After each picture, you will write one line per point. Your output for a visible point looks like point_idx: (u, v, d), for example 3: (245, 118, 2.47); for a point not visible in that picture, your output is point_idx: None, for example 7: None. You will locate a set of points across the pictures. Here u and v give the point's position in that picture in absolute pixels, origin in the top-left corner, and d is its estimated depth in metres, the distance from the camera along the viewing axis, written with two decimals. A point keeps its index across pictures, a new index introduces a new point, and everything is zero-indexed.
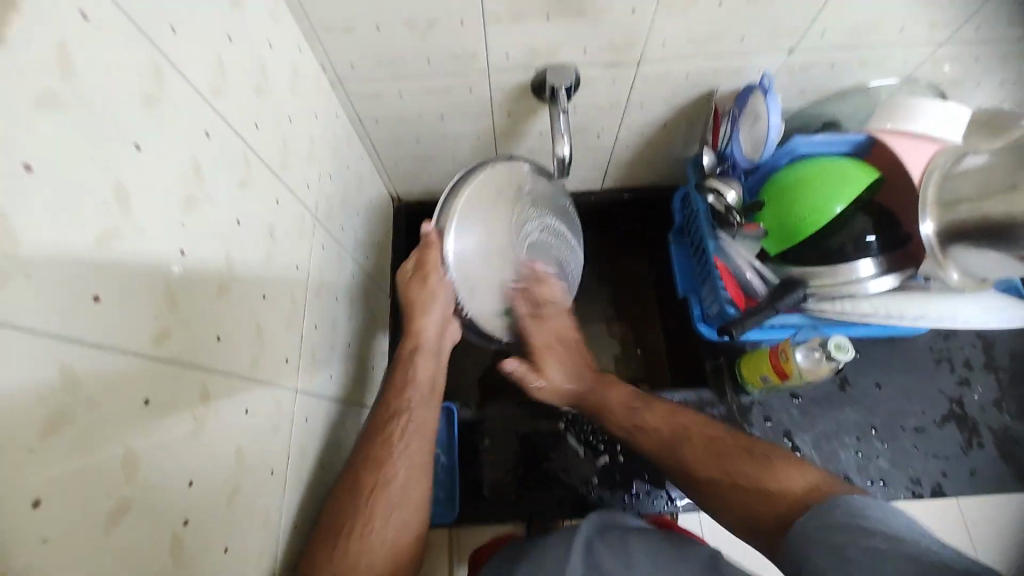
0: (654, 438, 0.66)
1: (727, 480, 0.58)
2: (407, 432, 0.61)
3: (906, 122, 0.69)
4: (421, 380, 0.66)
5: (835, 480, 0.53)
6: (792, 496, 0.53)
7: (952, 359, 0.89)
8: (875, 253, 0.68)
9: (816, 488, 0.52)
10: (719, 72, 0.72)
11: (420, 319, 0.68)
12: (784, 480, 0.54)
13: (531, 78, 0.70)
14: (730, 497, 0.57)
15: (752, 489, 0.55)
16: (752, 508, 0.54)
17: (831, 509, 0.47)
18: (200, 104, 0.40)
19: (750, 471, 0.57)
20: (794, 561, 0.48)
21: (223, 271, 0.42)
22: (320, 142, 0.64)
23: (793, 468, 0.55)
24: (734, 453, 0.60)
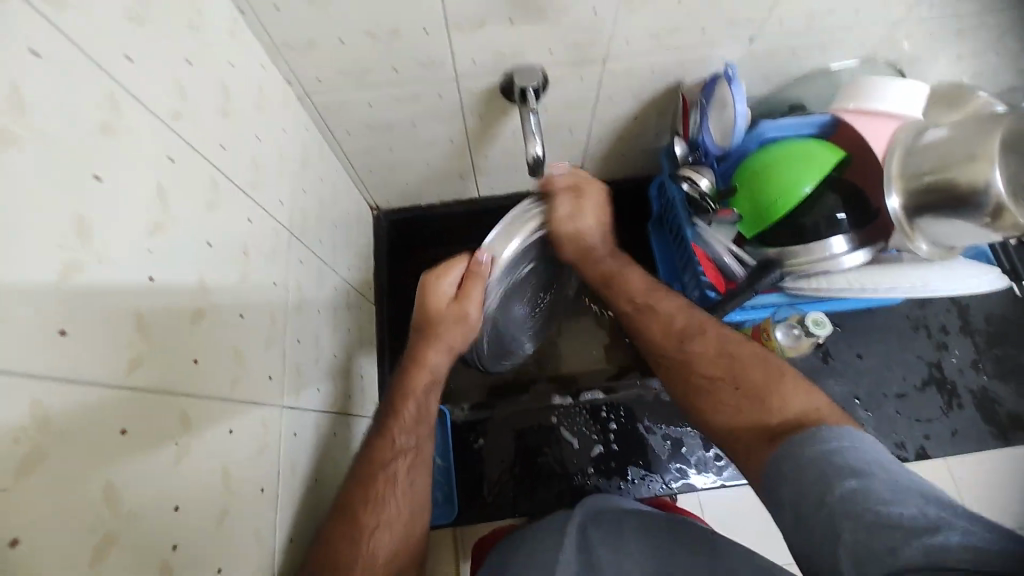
0: (666, 323, 0.68)
1: (732, 386, 0.58)
2: (411, 467, 0.60)
3: (864, 100, 0.71)
4: (422, 412, 0.64)
5: (840, 411, 0.52)
6: (787, 416, 0.52)
7: (929, 326, 0.91)
8: (845, 229, 0.68)
9: (812, 413, 0.51)
10: (684, 64, 0.73)
11: (437, 350, 0.66)
12: (785, 401, 0.53)
13: (499, 80, 0.71)
14: (726, 404, 0.57)
15: (755, 402, 0.55)
16: (744, 417, 0.55)
17: (826, 434, 0.47)
18: (162, 129, 0.40)
19: (757, 386, 0.56)
20: (774, 475, 0.48)
21: (197, 294, 0.42)
22: (290, 157, 0.64)
23: (800, 394, 0.54)
24: (747, 360, 0.59)
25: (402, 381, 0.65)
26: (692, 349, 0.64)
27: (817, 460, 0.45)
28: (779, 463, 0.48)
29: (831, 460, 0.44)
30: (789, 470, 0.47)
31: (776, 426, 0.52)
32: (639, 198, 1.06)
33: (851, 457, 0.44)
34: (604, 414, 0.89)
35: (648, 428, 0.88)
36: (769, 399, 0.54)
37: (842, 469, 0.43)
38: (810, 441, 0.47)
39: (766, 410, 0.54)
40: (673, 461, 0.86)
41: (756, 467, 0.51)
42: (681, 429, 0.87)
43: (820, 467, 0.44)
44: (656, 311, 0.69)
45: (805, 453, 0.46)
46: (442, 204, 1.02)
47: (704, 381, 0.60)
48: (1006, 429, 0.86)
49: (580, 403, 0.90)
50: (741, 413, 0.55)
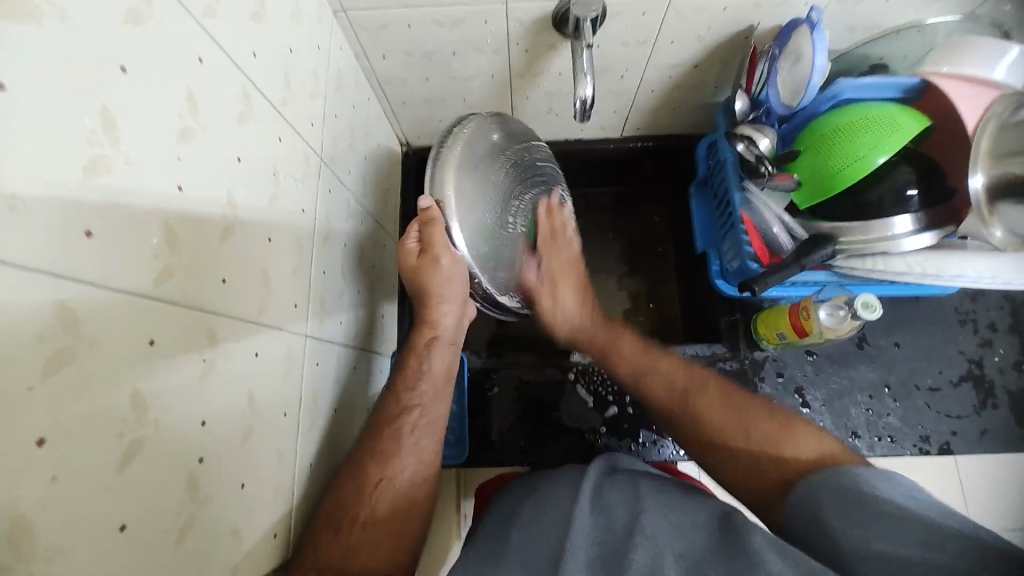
0: (667, 381, 0.62)
1: (743, 433, 0.54)
2: (418, 431, 0.59)
3: (962, 64, 0.63)
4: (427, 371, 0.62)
5: (852, 452, 0.50)
6: (801, 461, 0.50)
7: (977, 321, 0.86)
8: (914, 208, 0.62)
9: (827, 457, 0.50)
10: (761, 4, 0.65)
11: (438, 305, 0.63)
12: (796, 445, 0.51)
13: (551, 9, 0.64)
14: (737, 460, 0.54)
15: (765, 447, 0.53)
16: (758, 465, 0.52)
17: (853, 469, 0.47)
18: (193, 27, 0.37)
19: (765, 433, 0.53)
20: (802, 515, 0.47)
21: (226, 211, 0.40)
22: (323, 74, 0.60)
23: (812, 437, 0.52)
24: (755, 406, 0.56)
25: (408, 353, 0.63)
26: (698, 405, 0.59)
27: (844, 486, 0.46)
28: (798, 513, 0.47)
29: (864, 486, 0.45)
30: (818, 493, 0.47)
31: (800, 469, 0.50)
32: (684, 158, 1.00)
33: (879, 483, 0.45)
34: None
35: None
36: (782, 441, 0.52)
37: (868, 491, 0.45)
38: (839, 476, 0.47)
39: (780, 448, 0.52)
40: None
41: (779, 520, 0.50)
42: None
43: (851, 489, 0.45)
44: (655, 369, 0.64)
45: (833, 484, 0.47)
46: None
47: (712, 440, 0.56)
48: None
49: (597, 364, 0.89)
50: (754, 457, 0.53)
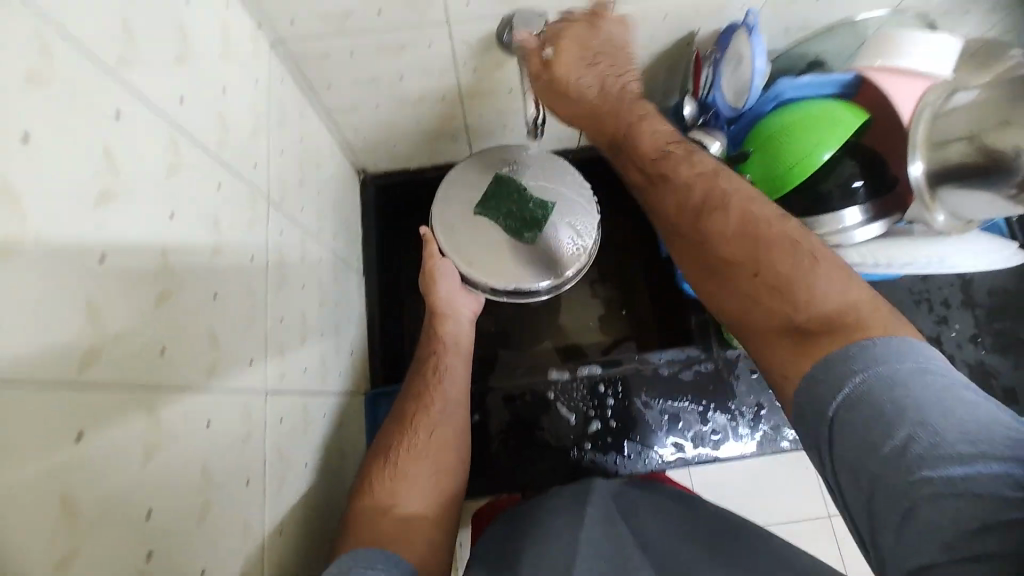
0: (685, 197, 0.56)
1: (755, 273, 0.49)
2: (433, 432, 0.69)
3: (894, 57, 0.65)
4: (437, 390, 0.72)
5: (889, 308, 0.43)
6: (816, 309, 0.44)
7: (931, 300, 0.90)
8: (861, 200, 0.64)
9: (851, 307, 0.43)
10: (700, 12, 0.66)
11: (447, 315, 0.78)
12: (816, 286, 0.45)
13: (496, 29, 0.63)
14: (744, 296, 0.49)
15: (776, 292, 0.47)
16: (775, 316, 0.46)
17: (878, 353, 0.39)
18: (105, 78, 0.34)
19: (784, 272, 0.47)
20: (812, 408, 0.41)
21: (161, 274, 0.37)
22: (264, 112, 0.58)
23: (836, 282, 0.45)
24: (778, 241, 0.49)
25: (417, 379, 0.73)
26: (709, 229, 0.53)
27: (889, 405, 0.37)
28: (813, 381, 0.41)
29: (921, 408, 0.36)
30: (856, 418, 0.38)
31: (820, 312, 0.44)
32: None
33: (952, 406, 0.36)
34: (602, 390, 0.88)
35: (646, 403, 0.87)
36: (802, 282, 0.46)
37: (910, 413, 0.36)
38: (856, 354, 0.40)
39: (804, 292, 0.45)
40: (670, 436, 0.86)
41: (783, 371, 0.44)
42: (681, 405, 0.86)
43: (896, 405, 0.37)
44: (671, 173, 0.57)
45: (865, 404, 0.38)
46: (433, 168, 0.96)
47: (720, 264, 0.51)
48: (996, 402, 0.86)
49: (577, 379, 0.88)
50: (776, 313, 0.46)
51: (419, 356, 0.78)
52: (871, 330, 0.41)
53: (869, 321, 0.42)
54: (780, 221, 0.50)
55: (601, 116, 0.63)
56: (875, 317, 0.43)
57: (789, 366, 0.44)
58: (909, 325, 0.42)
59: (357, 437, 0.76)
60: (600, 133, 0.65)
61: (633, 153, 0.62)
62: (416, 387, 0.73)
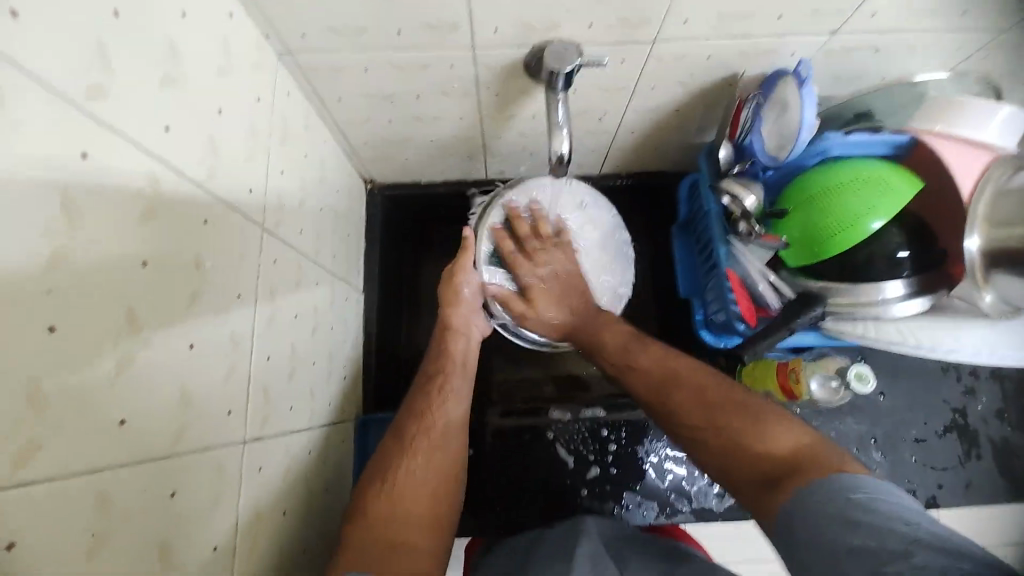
0: (646, 379, 0.64)
1: (712, 429, 0.54)
2: (433, 455, 0.62)
3: (951, 124, 0.59)
4: (438, 411, 0.65)
5: (833, 446, 0.48)
6: (776, 457, 0.48)
7: (959, 368, 0.85)
8: (904, 272, 0.59)
9: (806, 448, 0.48)
10: (747, 53, 0.60)
11: (460, 313, 0.74)
12: (770, 438, 0.50)
13: (523, 55, 0.58)
14: (713, 452, 0.53)
15: (738, 443, 0.51)
16: (739, 463, 0.50)
17: (840, 484, 0.42)
18: (69, 113, 0.30)
19: (738, 427, 0.52)
20: (789, 542, 0.43)
21: (125, 336, 0.33)
22: (265, 131, 0.53)
23: (788, 427, 0.50)
24: (724, 402, 0.55)
25: (419, 398, 0.67)
26: (670, 401, 0.59)
27: (824, 504, 0.41)
28: (795, 521, 0.43)
29: (849, 509, 0.40)
30: (803, 526, 0.42)
31: (774, 466, 0.48)
32: (664, 196, 0.96)
33: (875, 506, 0.39)
34: (604, 434, 0.83)
35: (648, 452, 0.83)
36: (753, 434, 0.51)
37: (856, 516, 0.39)
38: (830, 481, 0.43)
39: (755, 440, 0.50)
40: (673, 491, 0.81)
41: (766, 515, 0.46)
42: (684, 456, 0.82)
43: (832, 511, 0.40)
44: (634, 364, 0.67)
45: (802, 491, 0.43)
46: (445, 184, 0.91)
47: (687, 427, 0.56)
48: (1019, 485, 0.81)
49: (577, 421, 0.84)
50: (736, 453, 0.51)
51: (424, 370, 0.72)
52: (830, 463, 0.45)
53: (826, 457, 0.46)
54: (723, 390, 0.56)
55: (580, 330, 0.76)
56: (830, 458, 0.46)
57: (776, 511, 0.45)
58: (860, 463, 0.45)
59: (344, 471, 0.72)
60: (575, 340, 0.76)
61: (605, 341, 0.72)
62: (415, 406, 0.66)
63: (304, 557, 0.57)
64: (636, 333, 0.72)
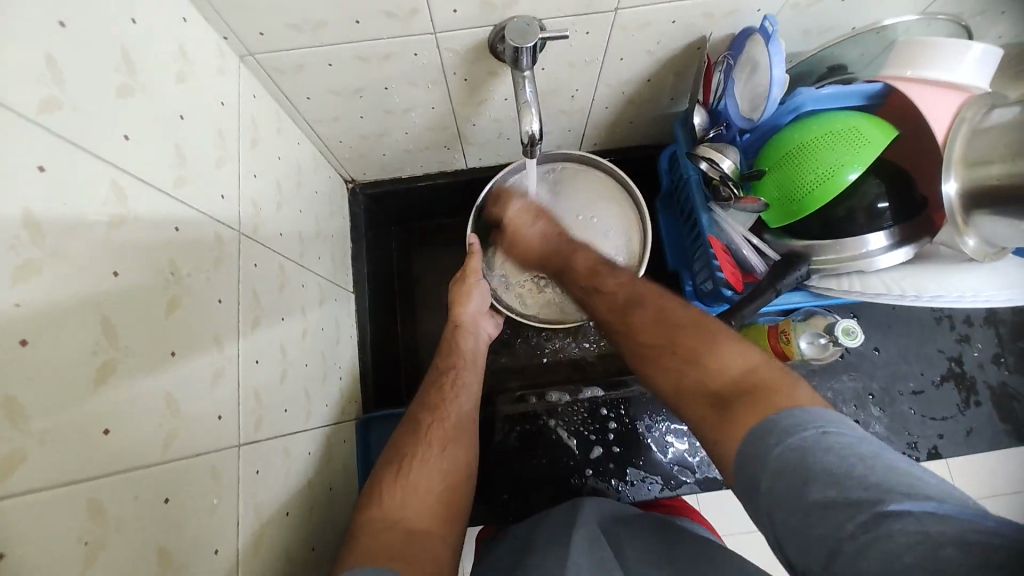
0: (611, 299, 0.62)
1: (670, 351, 0.51)
2: (448, 444, 0.64)
3: (926, 68, 0.59)
4: (452, 404, 0.67)
5: (788, 371, 0.44)
6: (726, 378, 0.45)
7: (952, 317, 0.85)
8: (887, 223, 0.59)
9: (753, 372, 0.45)
10: (713, 15, 0.60)
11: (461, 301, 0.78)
12: (721, 362, 0.47)
13: (487, 36, 0.58)
14: (669, 377, 0.50)
15: (687, 368, 0.49)
16: (686, 382, 0.48)
17: (791, 419, 0.38)
18: (25, 129, 0.30)
19: (688, 350, 0.50)
20: (744, 480, 0.39)
21: (103, 346, 0.33)
22: (232, 134, 0.53)
23: (739, 351, 0.47)
24: (684, 329, 0.52)
25: (432, 391, 0.68)
26: (631, 319, 0.58)
27: (786, 454, 0.36)
28: (747, 459, 0.39)
29: (809, 464, 0.35)
30: (763, 471, 0.37)
31: (722, 389, 0.45)
32: (647, 170, 0.95)
33: (831, 456, 0.35)
34: (604, 413, 0.84)
35: (649, 427, 0.83)
36: (704, 360, 0.48)
37: (818, 473, 0.34)
38: (776, 428, 0.38)
39: (707, 368, 0.47)
40: (675, 463, 0.81)
41: (717, 442, 0.43)
42: (686, 429, 0.82)
43: (792, 471, 0.35)
44: (601, 287, 0.64)
45: (771, 448, 0.37)
46: (427, 177, 0.91)
47: (643, 353, 0.54)
48: (1021, 428, 0.81)
49: (578, 402, 0.85)
50: (686, 381, 0.48)
51: (435, 368, 0.73)
52: (777, 394, 0.41)
53: (777, 386, 0.42)
54: (688, 315, 0.54)
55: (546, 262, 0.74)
56: (780, 383, 0.43)
57: (727, 442, 0.41)
58: (813, 389, 0.42)
59: (348, 471, 0.72)
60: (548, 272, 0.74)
61: (572, 265, 0.70)
62: (428, 401, 0.67)
63: (311, 555, 0.58)
64: (603, 261, 0.69)
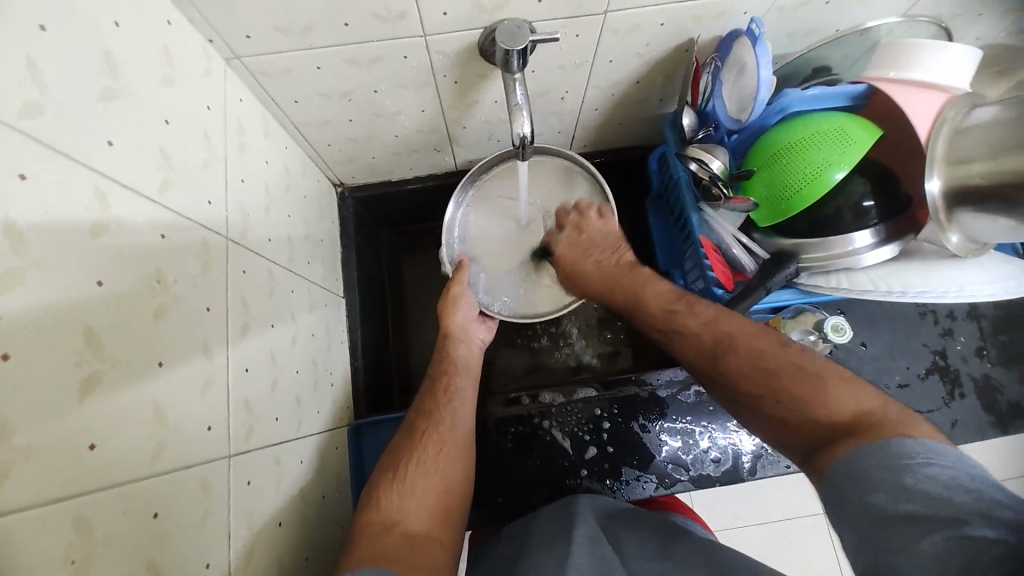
0: (696, 343, 0.58)
1: (771, 393, 0.50)
2: (444, 448, 0.63)
3: (908, 69, 0.60)
4: (448, 410, 0.67)
5: (899, 406, 0.44)
6: (837, 416, 0.45)
7: (936, 312, 0.87)
8: (873, 221, 0.60)
9: (865, 412, 0.44)
10: (700, 17, 0.60)
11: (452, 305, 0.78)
12: (829, 402, 0.46)
13: (477, 38, 0.57)
14: (772, 417, 0.49)
15: (789, 407, 0.48)
16: (791, 422, 0.47)
17: (898, 452, 0.39)
18: (3, 136, 0.29)
19: (795, 392, 0.48)
20: (847, 516, 0.39)
21: (88, 357, 0.32)
22: (219, 138, 0.52)
23: (848, 387, 0.46)
24: (783, 370, 0.50)
25: (427, 396, 0.68)
26: (724, 363, 0.54)
27: (880, 470, 0.39)
28: (846, 487, 0.40)
29: (899, 484, 0.38)
30: (853, 492, 0.40)
31: (829, 425, 0.45)
32: (636, 171, 0.96)
33: (927, 481, 0.37)
34: (597, 413, 0.84)
35: (643, 426, 0.83)
36: (811, 399, 0.47)
37: (904, 489, 0.37)
38: (880, 461, 0.39)
39: (815, 406, 0.46)
40: (669, 462, 0.81)
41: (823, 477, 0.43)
42: (679, 427, 0.83)
43: (880, 489, 0.38)
44: (681, 327, 0.60)
45: (865, 469, 0.40)
46: (417, 179, 0.90)
47: (742, 398, 0.52)
48: (1003, 418, 0.83)
49: (572, 402, 0.85)
50: (791, 419, 0.47)
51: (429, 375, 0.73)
52: (889, 431, 0.41)
53: (895, 422, 0.42)
54: (782, 354, 0.51)
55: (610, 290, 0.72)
56: (892, 419, 0.42)
57: (834, 474, 0.41)
58: (930, 423, 0.41)
59: (341, 478, 0.71)
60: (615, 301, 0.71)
61: (647, 304, 0.66)
62: (423, 406, 0.67)
63: (304, 565, 0.57)
64: (678, 293, 0.65)
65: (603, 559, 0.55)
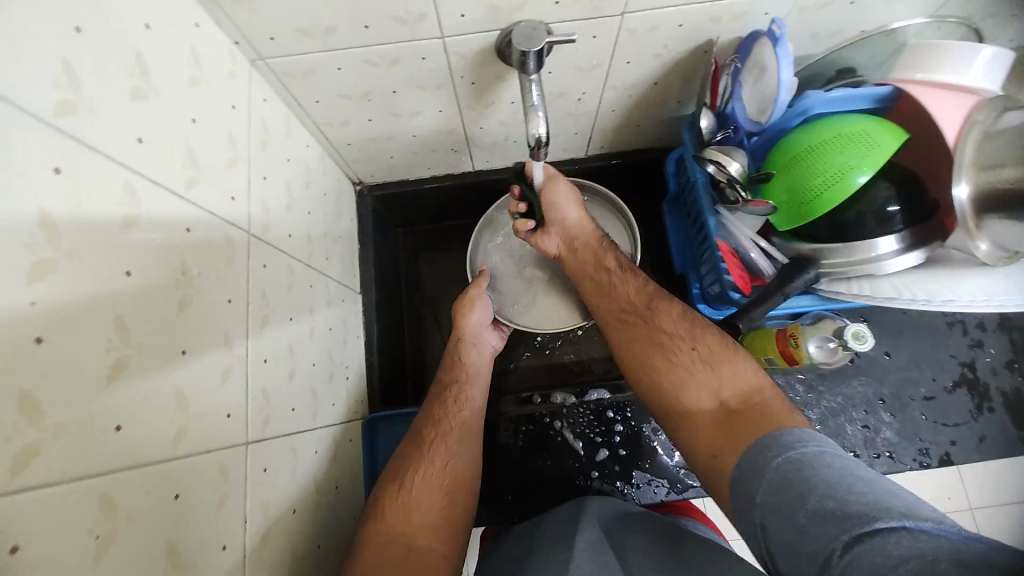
0: (630, 298, 0.66)
1: (689, 359, 0.58)
2: (450, 460, 0.63)
3: (938, 69, 0.58)
4: (455, 418, 0.67)
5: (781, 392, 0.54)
6: (736, 391, 0.54)
7: (965, 322, 0.84)
8: (898, 226, 0.58)
9: (758, 391, 0.53)
10: (720, 18, 0.60)
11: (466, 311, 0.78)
12: (733, 376, 0.55)
13: (494, 39, 0.58)
14: (686, 383, 0.57)
15: (702, 376, 0.56)
16: (699, 388, 0.56)
17: (791, 441, 0.46)
18: (42, 132, 0.30)
19: (709, 361, 0.57)
20: (742, 495, 0.46)
21: (114, 343, 0.33)
22: (243, 137, 0.53)
23: (746, 368, 0.56)
24: (700, 341, 0.59)
25: (435, 404, 0.68)
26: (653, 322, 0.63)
27: (790, 472, 0.43)
28: (751, 475, 0.46)
29: (807, 481, 0.42)
30: (764, 487, 0.44)
31: (732, 400, 0.54)
32: (654, 173, 0.95)
33: (832, 480, 0.41)
34: (609, 416, 0.84)
35: (655, 430, 0.83)
36: (719, 371, 0.56)
37: (814, 487, 0.41)
38: (780, 450, 0.46)
39: (720, 379, 0.55)
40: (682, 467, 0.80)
41: (721, 446, 0.51)
42: None
43: (790, 488, 0.42)
44: (619, 286, 0.68)
45: (771, 464, 0.45)
46: (434, 179, 0.91)
47: (662, 358, 0.60)
48: None
49: (583, 404, 0.85)
50: (702, 389, 0.56)
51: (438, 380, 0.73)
52: (777, 414, 0.50)
53: (776, 405, 0.52)
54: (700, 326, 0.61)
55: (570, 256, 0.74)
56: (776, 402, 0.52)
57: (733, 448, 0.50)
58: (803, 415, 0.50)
59: (354, 470, 0.73)
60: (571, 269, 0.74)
61: (594, 265, 0.71)
62: (431, 414, 0.67)
63: (316, 553, 0.58)
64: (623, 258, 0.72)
65: (610, 562, 0.55)
